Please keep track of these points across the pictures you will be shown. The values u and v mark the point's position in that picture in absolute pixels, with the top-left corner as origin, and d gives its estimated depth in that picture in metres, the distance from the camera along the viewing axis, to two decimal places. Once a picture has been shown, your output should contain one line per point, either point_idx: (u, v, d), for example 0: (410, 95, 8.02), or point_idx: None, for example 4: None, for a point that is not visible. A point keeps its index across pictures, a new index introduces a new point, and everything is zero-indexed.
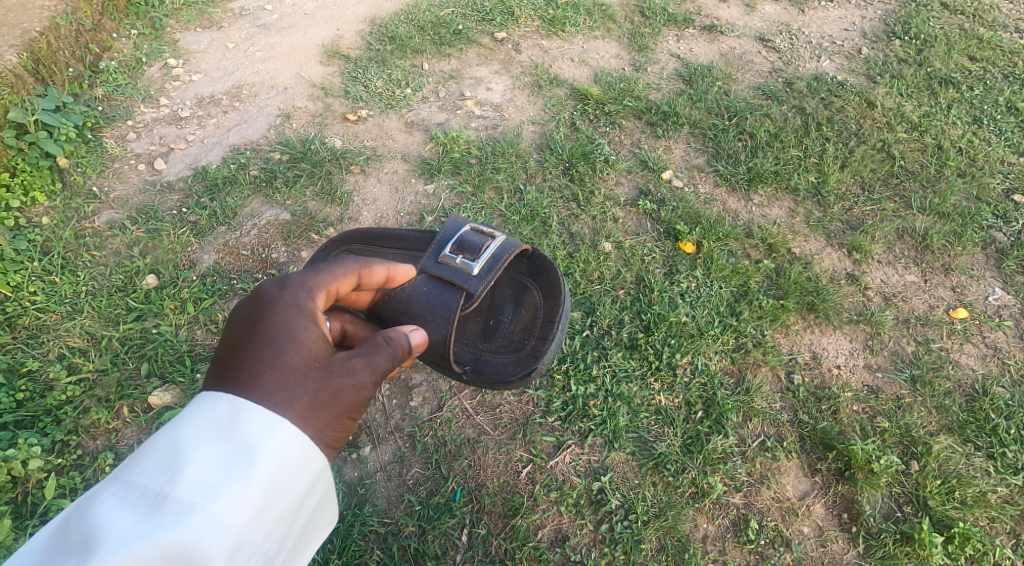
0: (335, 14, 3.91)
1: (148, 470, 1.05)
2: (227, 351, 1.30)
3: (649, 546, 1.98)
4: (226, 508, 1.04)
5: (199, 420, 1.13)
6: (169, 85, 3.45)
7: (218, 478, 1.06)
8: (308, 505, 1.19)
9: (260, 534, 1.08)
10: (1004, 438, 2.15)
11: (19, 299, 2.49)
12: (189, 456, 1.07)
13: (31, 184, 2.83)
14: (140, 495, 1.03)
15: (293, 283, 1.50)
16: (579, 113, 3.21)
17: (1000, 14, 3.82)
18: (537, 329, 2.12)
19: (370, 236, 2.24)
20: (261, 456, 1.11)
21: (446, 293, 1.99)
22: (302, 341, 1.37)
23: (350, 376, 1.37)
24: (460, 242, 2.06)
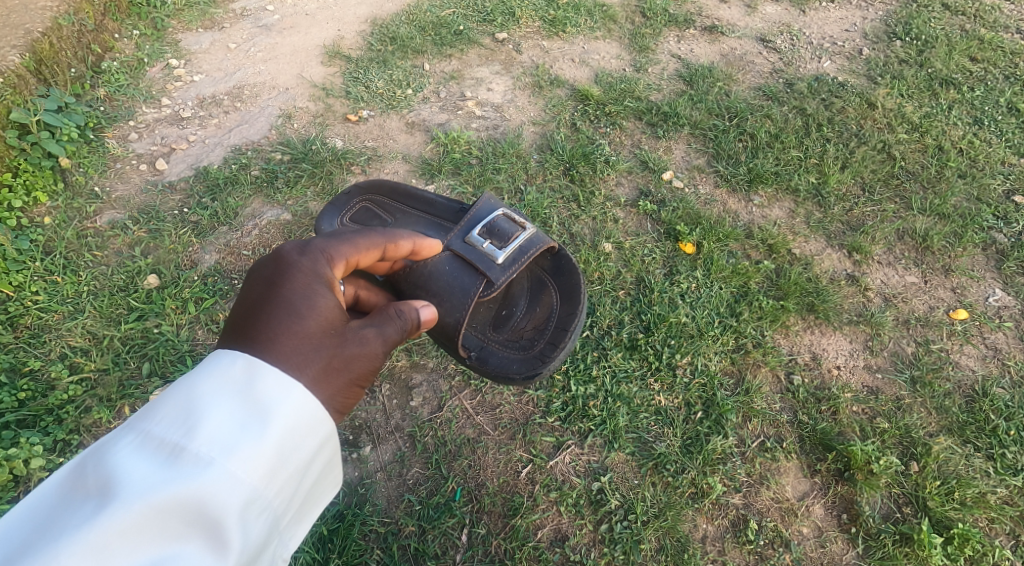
0: (337, 15, 3.92)
1: (165, 422, 1.04)
2: (245, 314, 1.31)
3: (649, 546, 1.99)
4: (241, 465, 1.02)
5: (215, 376, 1.12)
6: (171, 86, 3.46)
7: (234, 435, 1.04)
8: (321, 467, 1.17)
9: (273, 492, 1.06)
10: (1004, 439, 2.15)
11: (21, 299, 2.50)
12: (206, 410, 1.05)
13: (33, 184, 2.84)
14: (155, 446, 1.02)
15: (313, 250, 1.49)
16: (580, 114, 3.22)
17: (1001, 15, 3.82)
18: (549, 332, 2.12)
19: (395, 191, 2.23)
20: (276, 415, 1.09)
21: (467, 277, 2.01)
22: (318, 308, 1.37)
23: (362, 345, 1.37)
24: (490, 226, 2.06)
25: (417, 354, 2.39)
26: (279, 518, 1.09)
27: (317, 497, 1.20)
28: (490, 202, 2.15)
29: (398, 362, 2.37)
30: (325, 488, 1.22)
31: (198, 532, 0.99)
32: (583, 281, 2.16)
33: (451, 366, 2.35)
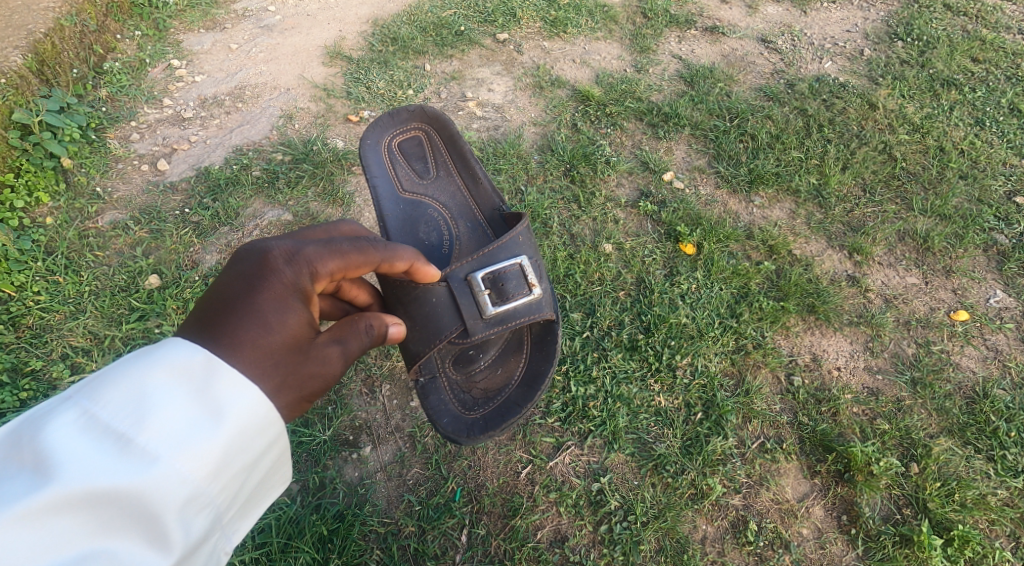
0: (338, 16, 3.93)
1: (112, 406, 1.01)
2: (215, 311, 1.28)
3: (649, 547, 1.98)
4: (187, 461, 1.01)
5: (170, 364, 1.08)
6: (173, 86, 3.47)
7: (182, 430, 1.03)
8: (269, 465, 1.16)
9: (218, 488, 1.06)
10: (1004, 440, 2.14)
11: (23, 299, 2.50)
12: (156, 400, 1.03)
13: (35, 185, 2.84)
14: (99, 430, 1.00)
15: (301, 260, 1.46)
16: (581, 114, 3.22)
17: (1003, 16, 3.82)
18: (495, 399, 2.06)
19: (453, 143, 2.40)
20: (229, 417, 1.07)
21: (449, 317, 1.96)
22: (288, 324, 1.35)
23: (321, 365, 1.40)
24: (497, 277, 1.98)
25: None
26: (223, 512, 1.08)
27: (263, 491, 1.19)
28: (515, 242, 2.04)
29: (398, 362, 2.37)
30: (272, 482, 1.21)
31: (136, 522, 0.99)
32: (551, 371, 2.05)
33: None
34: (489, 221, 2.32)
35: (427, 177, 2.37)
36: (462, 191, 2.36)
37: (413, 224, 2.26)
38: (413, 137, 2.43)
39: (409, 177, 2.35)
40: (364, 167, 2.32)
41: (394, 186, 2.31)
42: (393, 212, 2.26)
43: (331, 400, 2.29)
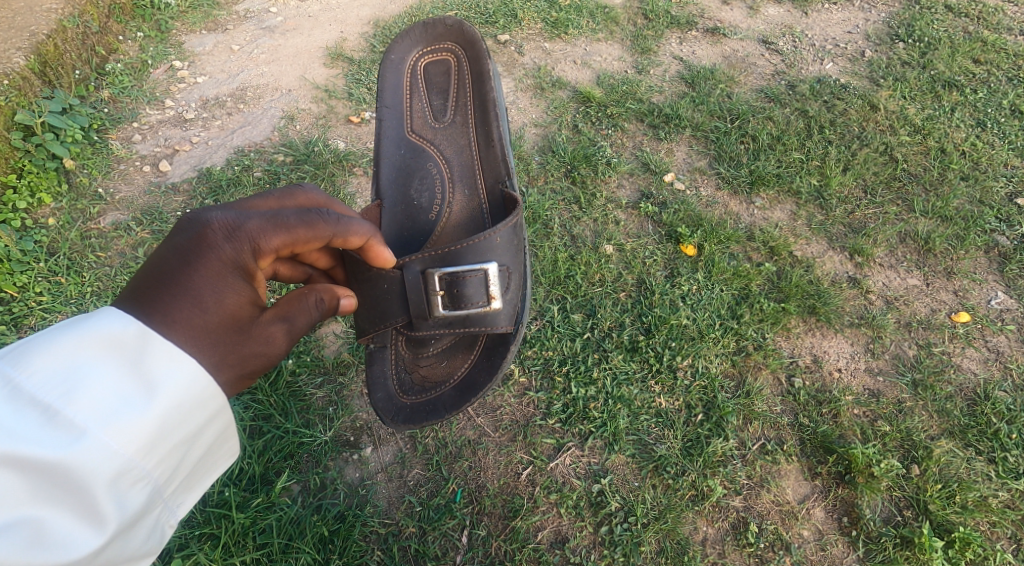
0: (340, 17, 3.94)
1: (36, 377, 0.95)
2: (147, 285, 1.20)
3: (649, 549, 1.98)
4: (118, 435, 0.95)
5: (101, 334, 1.02)
6: (174, 87, 3.47)
7: (112, 403, 0.96)
8: (212, 440, 1.10)
9: (153, 463, 0.99)
10: (1006, 442, 2.14)
11: (25, 299, 2.50)
12: (86, 370, 0.97)
13: (37, 186, 2.85)
14: (23, 399, 0.94)
15: (242, 236, 1.39)
16: (582, 115, 3.23)
17: (1005, 17, 3.81)
18: (430, 392, 2.04)
19: (480, 87, 2.32)
20: (164, 391, 1.01)
21: (397, 307, 1.91)
22: (229, 301, 1.28)
23: (264, 343, 1.37)
24: (456, 279, 1.86)
25: None
26: (162, 488, 1.02)
27: (209, 467, 1.13)
28: (487, 245, 1.89)
29: None
30: (218, 458, 1.15)
31: (63, 498, 0.92)
32: (485, 389, 1.95)
33: None
34: (489, 194, 2.24)
35: (442, 120, 2.34)
36: (472, 148, 2.30)
37: (409, 173, 2.29)
38: (444, 68, 2.39)
39: (423, 117, 2.35)
40: (383, 90, 2.37)
41: (404, 124, 2.34)
42: (392, 153, 2.30)
43: (332, 401, 2.31)
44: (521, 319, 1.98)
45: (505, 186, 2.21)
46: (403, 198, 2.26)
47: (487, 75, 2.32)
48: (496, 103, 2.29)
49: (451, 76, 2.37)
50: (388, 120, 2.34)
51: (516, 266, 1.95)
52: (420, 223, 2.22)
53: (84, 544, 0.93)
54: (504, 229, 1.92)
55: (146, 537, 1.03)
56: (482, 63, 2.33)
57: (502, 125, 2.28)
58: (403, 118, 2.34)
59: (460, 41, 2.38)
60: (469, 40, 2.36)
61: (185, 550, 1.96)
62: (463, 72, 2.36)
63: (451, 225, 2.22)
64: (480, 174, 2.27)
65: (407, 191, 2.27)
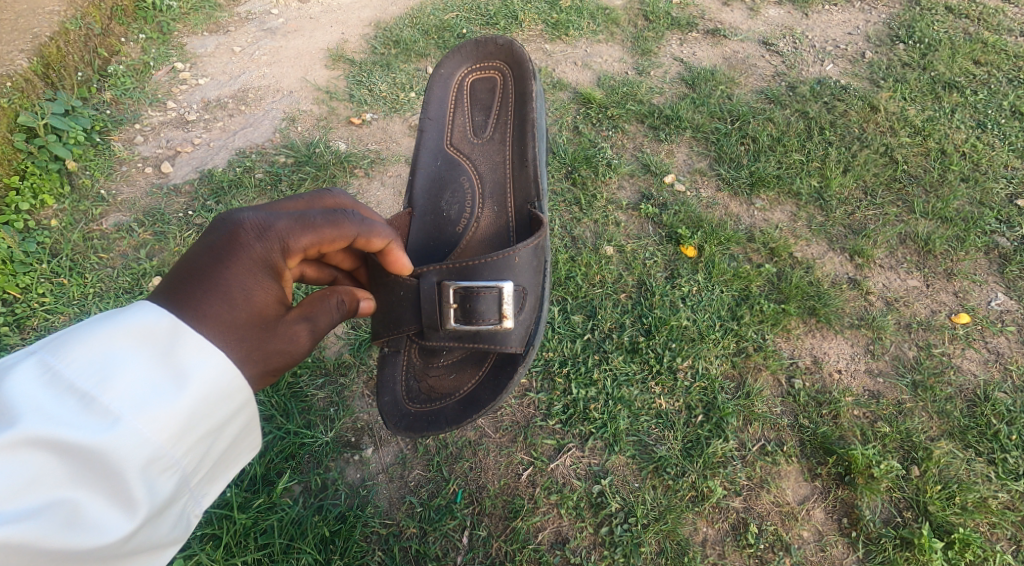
0: (341, 18, 3.95)
1: (75, 364, 1.01)
2: (181, 279, 1.26)
3: (649, 549, 1.98)
4: (150, 422, 1.00)
5: (135, 326, 1.07)
6: (176, 89, 3.49)
7: (145, 391, 1.02)
8: (236, 433, 1.15)
9: (182, 451, 1.04)
10: (1005, 443, 2.14)
11: (27, 301, 2.51)
12: (121, 360, 1.03)
13: (40, 187, 2.86)
14: (62, 386, 1.00)
15: (273, 236, 1.42)
16: (582, 117, 3.24)
17: (1005, 18, 3.82)
18: (436, 400, 2.03)
19: (522, 106, 2.31)
20: (193, 382, 1.06)
21: (410, 315, 1.90)
22: (256, 298, 1.33)
23: (289, 342, 1.40)
24: (471, 294, 1.85)
25: None
26: (190, 476, 1.07)
27: (231, 461, 1.18)
28: (506, 263, 1.89)
29: None
30: (239, 452, 1.19)
31: (99, 481, 0.98)
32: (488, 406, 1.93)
33: None
34: (517, 214, 2.22)
35: (480, 136, 2.34)
36: (506, 165, 2.29)
37: (441, 185, 2.31)
38: (490, 85, 2.40)
39: (463, 131, 2.36)
40: (429, 101, 2.40)
41: (443, 136, 2.36)
42: (428, 164, 2.32)
43: (333, 402, 2.32)
44: (533, 341, 1.95)
45: (533, 207, 2.17)
46: (433, 209, 2.27)
47: (529, 94, 2.30)
48: (534, 123, 2.27)
49: (495, 93, 2.38)
50: (429, 130, 2.36)
51: (532, 288, 1.95)
52: (446, 235, 2.23)
53: (117, 527, 0.99)
54: (525, 249, 1.92)
55: (173, 526, 1.08)
56: (527, 83, 2.32)
57: (538, 146, 2.25)
58: (443, 130, 2.37)
59: (509, 59, 2.38)
60: (517, 58, 2.35)
61: (187, 551, 1.96)
62: (507, 91, 2.37)
63: (476, 240, 2.21)
64: (511, 192, 2.26)
65: (438, 202, 2.28)
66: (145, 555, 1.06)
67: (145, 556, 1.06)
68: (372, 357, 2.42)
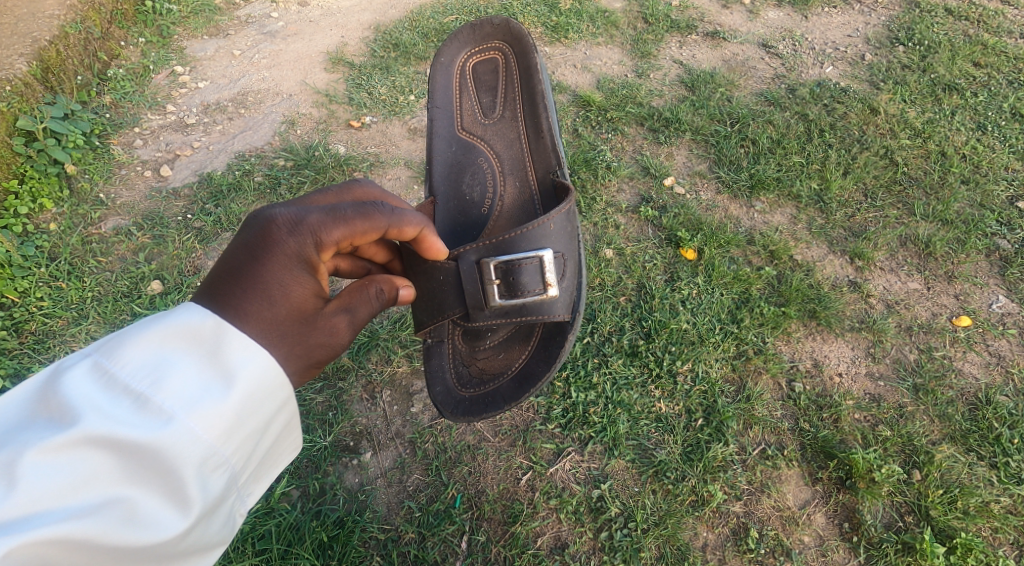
0: (340, 22, 3.95)
1: (132, 367, 1.06)
2: (221, 280, 1.28)
3: (649, 554, 1.97)
4: (201, 422, 1.04)
5: (183, 330, 1.12)
6: (176, 93, 3.48)
7: (196, 392, 1.06)
8: (281, 430, 1.18)
9: (231, 449, 1.08)
10: (1007, 447, 2.13)
11: (26, 305, 2.50)
12: (171, 362, 1.08)
13: (39, 191, 2.85)
14: (118, 387, 1.05)
15: (304, 229, 1.41)
16: (582, 120, 3.23)
17: (1005, 20, 3.81)
18: (487, 382, 2.07)
19: (529, 82, 2.32)
20: (239, 382, 1.10)
21: (453, 298, 1.93)
22: (293, 294, 1.34)
23: (328, 334, 1.42)
24: (513, 268, 1.87)
25: (418, 361, 2.42)
26: (237, 475, 1.11)
27: (276, 459, 1.22)
28: (541, 232, 1.91)
29: (399, 369, 2.39)
30: (283, 450, 1.23)
31: (154, 480, 1.03)
32: (544, 377, 1.96)
33: None
34: (540, 187, 2.26)
35: (490, 117, 2.35)
36: (522, 141, 2.31)
37: (460, 169, 2.31)
38: (490, 65, 2.39)
39: (473, 114, 2.36)
40: (433, 89, 2.39)
41: (454, 121, 2.36)
42: (443, 151, 2.32)
43: (332, 406, 2.31)
44: (578, 307, 1.99)
45: (556, 176, 2.22)
46: (456, 193, 2.28)
47: (533, 69, 2.31)
48: (544, 96, 2.29)
49: (499, 73, 2.37)
50: (439, 117, 2.36)
51: (570, 253, 1.98)
52: (472, 218, 2.25)
53: (170, 525, 1.03)
54: (558, 215, 1.95)
55: (222, 523, 1.12)
56: (530, 58, 2.32)
57: (551, 117, 2.28)
58: (453, 115, 2.36)
59: (508, 38, 2.36)
60: (516, 36, 2.34)
61: None
62: (510, 70, 2.36)
63: (502, 218, 2.24)
64: (531, 166, 2.29)
65: (459, 186, 2.29)
66: (196, 553, 1.10)
67: (195, 554, 1.10)
68: (371, 361, 2.41)
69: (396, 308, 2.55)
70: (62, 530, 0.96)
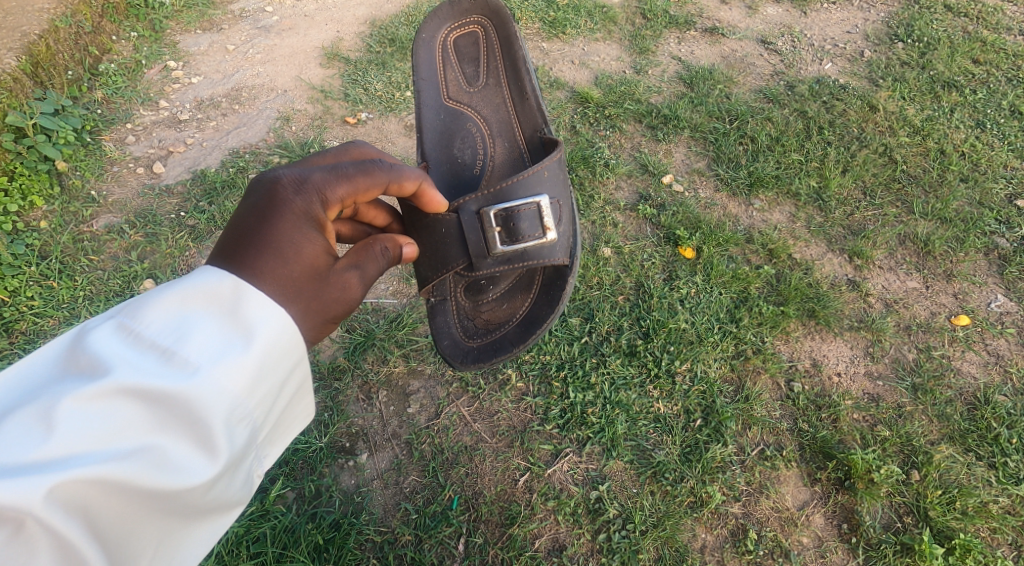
0: (336, 16, 3.91)
1: (157, 326, 1.04)
2: (232, 243, 1.26)
3: (647, 556, 1.96)
4: (228, 374, 1.03)
5: (201, 291, 1.09)
6: (169, 88, 3.43)
7: (218, 348, 1.04)
8: (296, 390, 1.16)
9: (255, 403, 1.06)
10: (1006, 447, 2.13)
11: (16, 304, 2.45)
12: (194, 320, 1.06)
13: (29, 188, 2.80)
14: (144, 344, 1.03)
15: (309, 188, 1.39)
16: (580, 117, 3.20)
17: (1004, 16, 3.79)
18: (494, 332, 2.06)
19: (510, 49, 2.31)
20: (258, 339, 1.07)
21: (455, 250, 1.90)
22: (306, 252, 1.31)
23: (342, 290, 1.39)
24: (511, 215, 1.85)
25: (415, 360, 2.39)
26: (258, 431, 1.09)
27: (290, 422, 1.20)
28: (537, 178, 1.90)
29: (395, 368, 2.36)
30: (297, 415, 1.21)
31: (181, 432, 1.01)
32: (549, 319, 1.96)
33: (449, 373, 2.35)
34: (528, 146, 2.26)
35: (475, 85, 2.33)
36: (508, 107, 2.30)
37: (449, 135, 2.27)
38: (471, 37, 2.37)
39: (457, 83, 2.33)
40: (415, 64, 2.33)
41: (440, 90, 2.31)
42: (432, 119, 2.28)
43: (327, 407, 2.27)
44: (576, 251, 1.99)
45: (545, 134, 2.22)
46: (447, 158, 2.24)
47: (514, 36, 2.31)
48: (527, 60, 2.30)
49: (480, 45, 2.36)
50: (424, 88, 2.30)
51: (566, 199, 1.97)
52: (465, 179, 2.22)
53: (199, 475, 1.01)
54: (551, 163, 1.93)
55: (243, 480, 1.10)
56: (510, 26, 2.32)
57: (535, 79, 2.29)
58: (438, 86, 2.31)
59: (486, 10, 2.36)
60: (494, 8, 2.34)
61: None
62: (491, 39, 2.35)
63: (495, 177, 2.22)
64: (517, 130, 2.28)
65: (450, 151, 2.25)
66: (217, 508, 1.07)
67: (216, 509, 1.07)
68: (367, 361, 2.38)
69: (392, 307, 2.52)
70: (96, 474, 0.94)
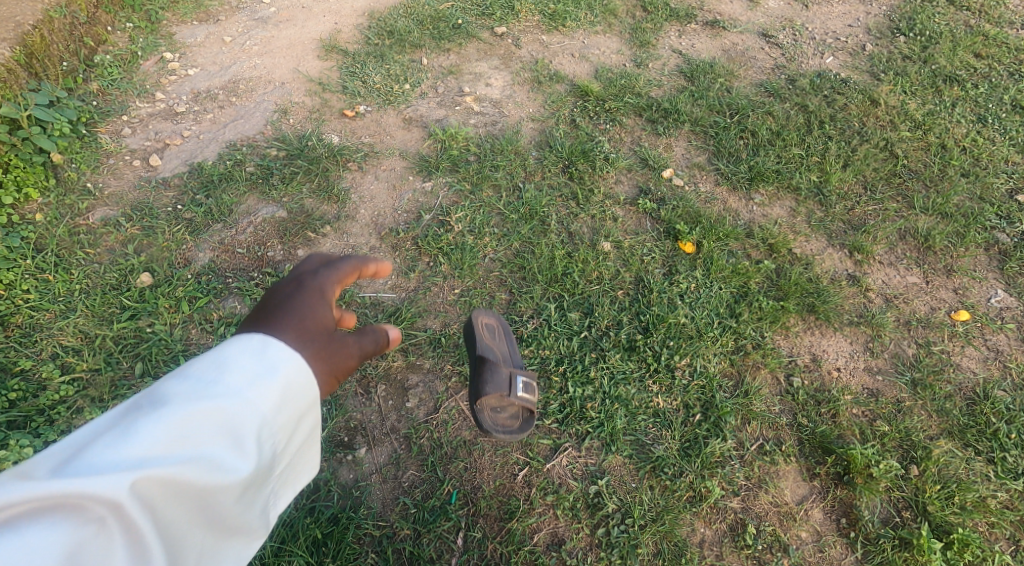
0: (334, 7, 3.87)
1: (194, 362, 0.88)
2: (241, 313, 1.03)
3: (646, 551, 1.96)
4: (267, 395, 0.89)
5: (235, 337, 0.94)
6: (165, 79, 3.41)
7: (256, 372, 0.90)
8: (314, 431, 0.99)
9: (283, 432, 0.92)
10: (1005, 442, 2.13)
11: (11, 297, 2.42)
12: (230, 352, 0.90)
13: (23, 180, 2.76)
14: (183, 376, 0.86)
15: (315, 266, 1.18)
16: (580, 110, 3.18)
17: (1007, 10, 3.78)
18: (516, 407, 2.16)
19: None
20: (287, 369, 0.93)
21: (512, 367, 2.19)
22: (321, 314, 1.08)
23: (343, 356, 1.08)
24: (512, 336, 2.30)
25: (414, 354, 2.37)
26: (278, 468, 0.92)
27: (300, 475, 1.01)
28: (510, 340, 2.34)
29: (393, 363, 2.34)
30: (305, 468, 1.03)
31: (222, 460, 0.84)
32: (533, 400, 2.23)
33: (447, 367, 2.33)
34: None
35: None
36: None
37: None
38: None
39: None
40: None
41: None
42: None
43: (325, 401, 2.25)
44: None
45: None
46: None
47: None
48: None
49: None
50: None
51: None
52: None
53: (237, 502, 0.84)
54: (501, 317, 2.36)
55: (260, 510, 0.92)
56: None
57: None
58: None
59: None
60: None
61: None
62: None
63: None
64: None
65: None
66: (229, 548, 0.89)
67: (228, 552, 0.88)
68: None
69: (391, 302, 2.50)
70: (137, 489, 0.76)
